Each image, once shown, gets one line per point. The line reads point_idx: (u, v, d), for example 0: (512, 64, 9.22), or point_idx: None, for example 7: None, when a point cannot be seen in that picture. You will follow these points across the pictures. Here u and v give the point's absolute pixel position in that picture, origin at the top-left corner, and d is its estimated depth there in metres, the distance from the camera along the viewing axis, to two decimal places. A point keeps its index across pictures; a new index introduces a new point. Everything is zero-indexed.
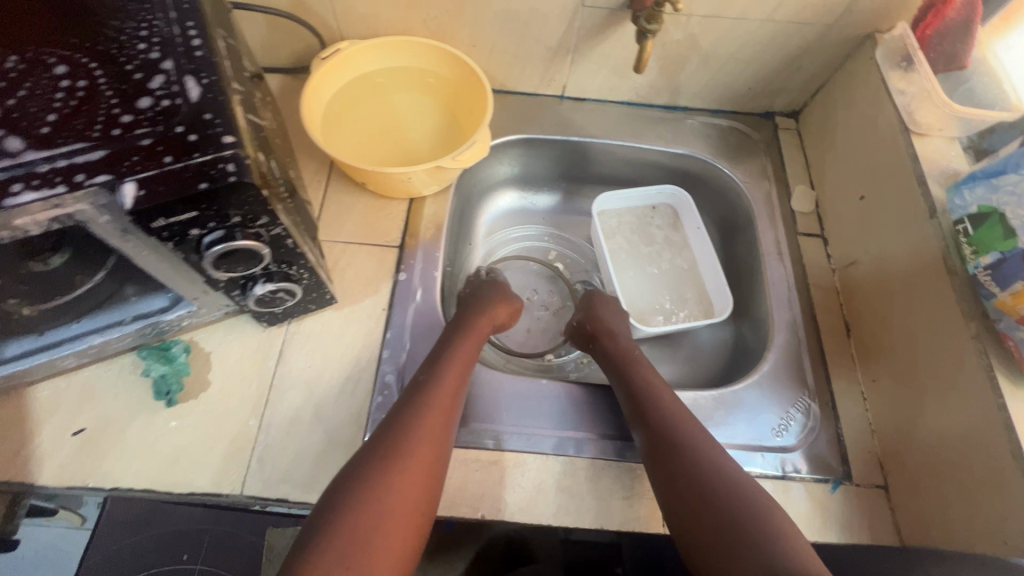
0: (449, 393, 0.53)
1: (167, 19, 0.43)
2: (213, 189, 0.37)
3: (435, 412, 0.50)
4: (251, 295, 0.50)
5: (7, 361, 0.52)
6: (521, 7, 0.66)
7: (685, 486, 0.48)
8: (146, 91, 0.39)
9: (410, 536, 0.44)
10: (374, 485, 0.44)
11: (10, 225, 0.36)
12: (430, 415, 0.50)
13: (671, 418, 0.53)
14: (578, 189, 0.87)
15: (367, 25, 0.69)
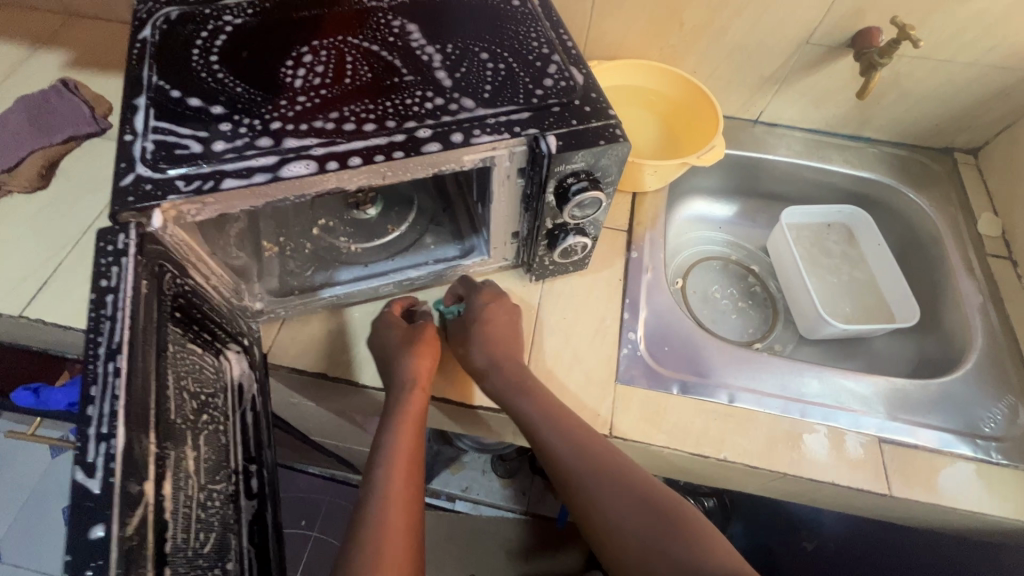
0: (411, 429, 0.57)
1: (546, 26, 0.57)
2: (607, 146, 0.50)
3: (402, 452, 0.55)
4: (559, 245, 0.61)
5: (342, 283, 0.66)
6: (752, 41, 0.78)
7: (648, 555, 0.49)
8: (547, 74, 0.53)
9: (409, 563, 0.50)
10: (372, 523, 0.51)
11: (460, 160, 0.49)
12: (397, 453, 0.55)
13: (598, 473, 0.53)
14: (755, 203, 0.95)
15: (611, 48, 0.83)
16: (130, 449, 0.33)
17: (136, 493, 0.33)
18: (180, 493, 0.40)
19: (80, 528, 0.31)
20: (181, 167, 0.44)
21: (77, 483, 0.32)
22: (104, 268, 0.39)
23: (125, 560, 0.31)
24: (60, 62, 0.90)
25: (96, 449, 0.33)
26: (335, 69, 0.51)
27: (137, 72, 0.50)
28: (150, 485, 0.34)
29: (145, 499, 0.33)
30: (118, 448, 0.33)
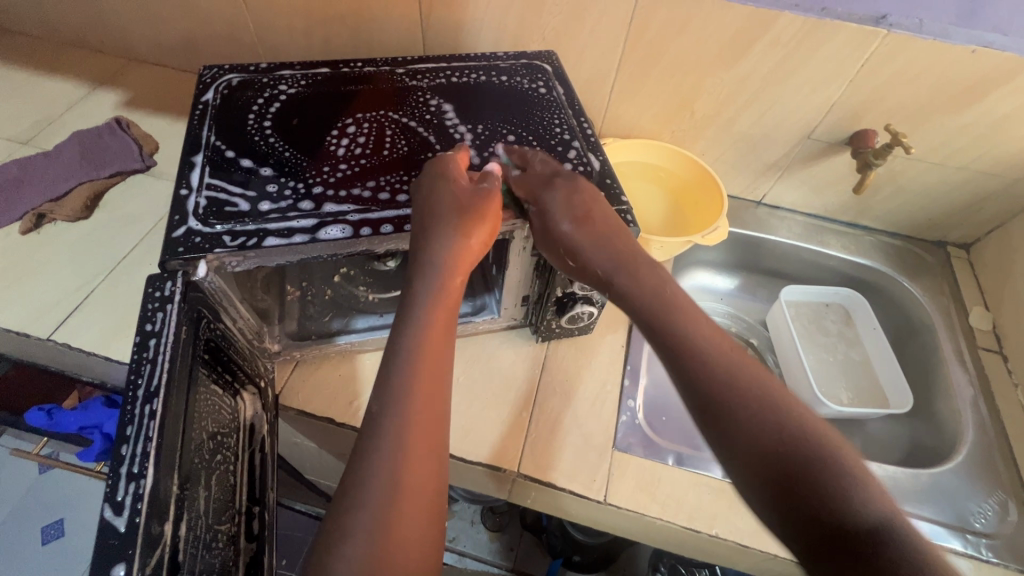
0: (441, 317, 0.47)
1: (570, 114, 0.63)
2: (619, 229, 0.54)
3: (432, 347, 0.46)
4: (568, 311, 0.65)
5: (357, 331, 0.70)
6: (756, 133, 0.84)
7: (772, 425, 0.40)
8: (568, 159, 0.58)
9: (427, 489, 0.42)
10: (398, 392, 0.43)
11: None
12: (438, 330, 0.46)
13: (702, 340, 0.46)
14: (756, 278, 1.00)
15: (626, 128, 0.90)
16: (157, 490, 0.36)
17: (157, 534, 0.35)
18: (190, 534, 0.42)
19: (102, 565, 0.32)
20: (229, 223, 0.48)
21: (104, 520, 0.34)
22: (150, 313, 0.43)
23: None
24: (116, 102, 0.98)
25: (127, 488, 0.35)
26: (375, 140, 0.56)
27: (197, 131, 0.55)
28: (169, 526, 0.36)
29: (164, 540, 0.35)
30: (146, 489, 0.35)
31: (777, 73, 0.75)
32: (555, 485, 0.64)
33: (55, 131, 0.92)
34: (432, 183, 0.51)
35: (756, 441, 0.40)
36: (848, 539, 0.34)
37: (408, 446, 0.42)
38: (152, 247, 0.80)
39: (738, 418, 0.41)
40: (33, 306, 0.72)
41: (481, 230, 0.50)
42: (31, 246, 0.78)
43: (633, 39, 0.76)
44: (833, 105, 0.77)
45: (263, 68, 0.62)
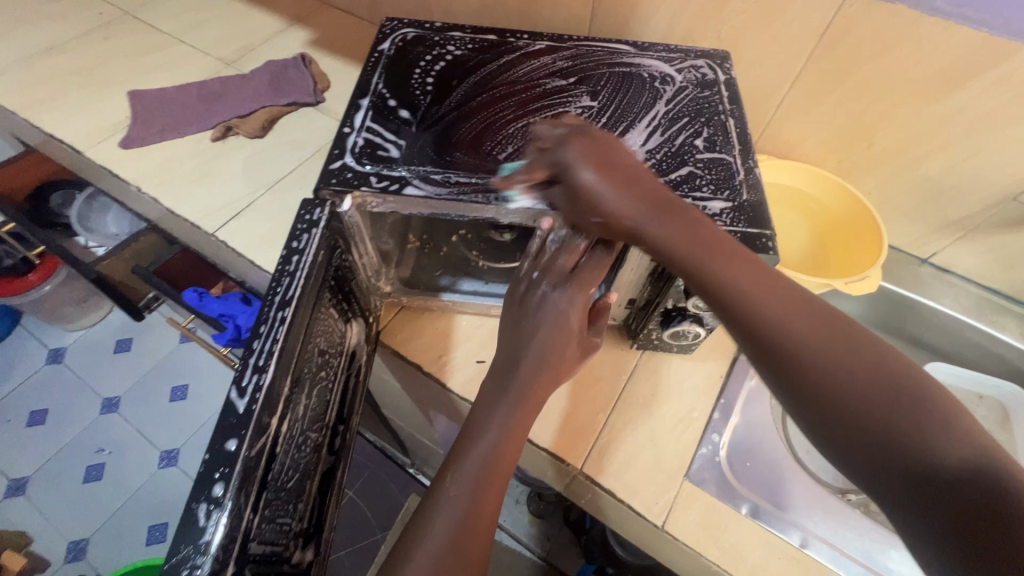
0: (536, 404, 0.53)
1: (727, 122, 0.58)
2: (757, 255, 0.49)
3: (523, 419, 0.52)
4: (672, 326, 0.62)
5: (463, 293, 0.73)
6: (945, 182, 0.73)
7: (831, 383, 0.36)
8: (712, 170, 0.54)
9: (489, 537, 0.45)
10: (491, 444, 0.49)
11: None
12: (525, 413, 0.52)
13: (754, 285, 0.41)
14: (894, 344, 0.88)
15: (786, 147, 0.81)
16: (273, 386, 0.41)
17: (265, 423, 0.40)
18: (290, 432, 0.47)
19: (220, 437, 0.39)
20: (378, 166, 0.52)
21: (229, 399, 0.41)
22: (298, 233, 0.48)
23: (244, 474, 0.38)
24: (304, 39, 1.09)
25: (250, 377, 0.41)
26: (523, 112, 0.57)
27: (368, 76, 0.60)
28: (276, 419, 0.42)
29: (269, 429, 0.41)
30: (264, 381, 0.41)
31: (994, 117, 0.64)
32: (614, 495, 0.62)
33: (252, 58, 1.05)
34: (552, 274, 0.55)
35: (835, 398, 0.36)
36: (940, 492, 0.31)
37: (476, 524, 0.45)
38: (306, 174, 0.89)
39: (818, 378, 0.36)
40: (206, 203, 0.84)
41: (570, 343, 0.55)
42: (215, 153, 0.90)
43: (822, 51, 0.68)
44: None
45: (437, 27, 0.65)
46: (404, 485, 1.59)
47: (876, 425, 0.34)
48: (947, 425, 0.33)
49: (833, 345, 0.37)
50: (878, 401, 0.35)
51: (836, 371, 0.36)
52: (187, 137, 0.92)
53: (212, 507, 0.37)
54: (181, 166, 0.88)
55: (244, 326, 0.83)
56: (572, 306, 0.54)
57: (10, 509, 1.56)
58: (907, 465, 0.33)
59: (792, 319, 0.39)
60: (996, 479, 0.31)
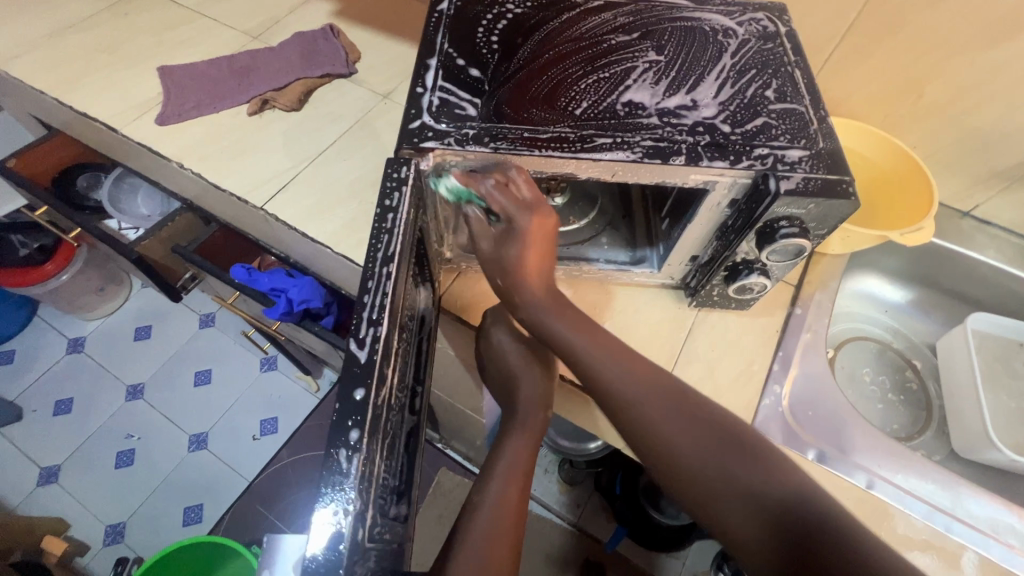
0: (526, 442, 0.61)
1: (794, 73, 0.58)
2: (839, 200, 0.50)
3: (520, 459, 0.59)
4: (738, 280, 0.63)
5: None
6: (994, 131, 0.74)
7: (670, 441, 0.48)
8: (787, 120, 0.54)
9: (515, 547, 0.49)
10: (501, 467, 0.57)
11: (684, 178, 0.53)
12: (519, 461, 0.58)
13: (611, 357, 0.52)
14: (933, 297, 0.89)
15: (832, 103, 0.81)
16: (387, 338, 0.43)
17: (385, 374, 0.43)
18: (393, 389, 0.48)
19: (348, 387, 0.41)
20: (457, 124, 0.52)
21: (350, 350, 0.43)
22: (389, 191, 0.48)
23: (374, 422, 0.41)
24: (329, 10, 1.06)
25: (367, 330, 0.43)
26: (591, 68, 0.57)
27: (432, 37, 0.59)
28: (389, 371, 0.44)
29: (387, 379, 0.43)
30: (382, 331, 0.43)
31: None
32: None
33: (279, 30, 1.03)
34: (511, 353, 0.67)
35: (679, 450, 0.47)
36: (774, 512, 0.43)
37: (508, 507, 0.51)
38: (347, 146, 0.88)
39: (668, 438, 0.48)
40: (251, 178, 0.83)
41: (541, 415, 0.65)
42: (253, 127, 0.89)
43: (876, 2, 0.68)
44: None
45: None
46: (434, 460, 1.62)
47: (722, 466, 0.46)
48: (771, 463, 0.46)
49: (679, 413, 0.49)
50: (708, 447, 0.47)
51: (674, 426, 0.49)
52: (223, 112, 0.91)
53: (351, 452, 0.40)
54: (221, 142, 0.87)
55: (296, 298, 0.85)
56: (537, 371, 0.67)
57: (43, 497, 1.54)
58: (746, 496, 0.44)
59: (639, 391, 0.51)
60: (809, 501, 0.43)
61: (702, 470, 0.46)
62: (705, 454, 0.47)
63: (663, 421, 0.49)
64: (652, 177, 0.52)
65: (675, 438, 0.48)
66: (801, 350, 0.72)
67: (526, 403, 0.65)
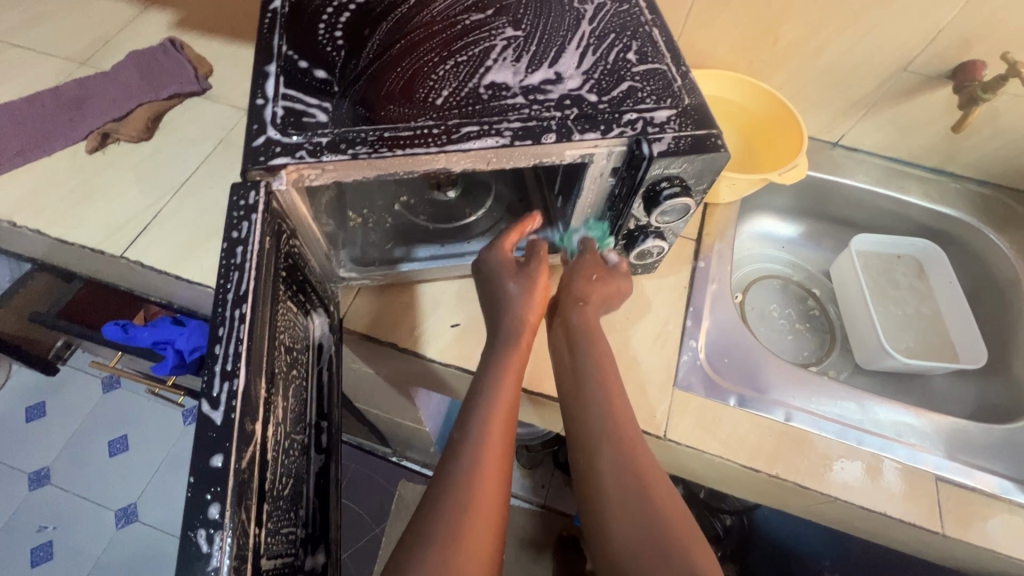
0: (511, 387, 0.55)
1: (652, 32, 0.58)
2: (711, 154, 0.51)
3: (504, 406, 0.53)
4: (637, 247, 0.62)
5: (421, 259, 0.69)
6: (845, 64, 0.78)
7: (623, 531, 0.46)
8: (650, 80, 0.54)
9: (490, 537, 0.46)
10: (484, 419, 0.52)
11: (559, 155, 0.51)
12: (500, 405, 0.53)
13: (610, 421, 0.53)
14: (822, 227, 0.95)
15: (701, 56, 0.83)
16: (247, 390, 0.40)
17: (249, 432, 0.39)
18: (274, 438, 0.47)
19: (205, 453, 0.38)
20: (307, 133, 0.47)
21: (203, 412, 0.39)
22: (235, 221, 0.44)
23: (239, 489, 0.37)
24: (167, 22, 0.95)
25: (221, 386, 0.40)
26: (447, 53, 0.54)
27: (268, 40, 0.53)
28: (257, 426, 0.41)
29: (254, 436, 0.40)
30: (238, 387, 0.40)
31: None
32: None
33: (111, 51, 0.91)
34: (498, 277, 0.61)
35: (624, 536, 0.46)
36: None
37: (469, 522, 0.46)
38: (214, 171, 0.80)
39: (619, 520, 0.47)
40: (104, 224, 0.73)
41: (522, 347, 0.58)
42: (98, 166, 0.78)
43: None
44: (941, 31, 0.71)
45: None
46: (390, 475, 1.56)
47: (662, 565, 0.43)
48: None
49: (644, 507, 0.47)
50: (635, 509, 0.47)
51: (632, 520, 0.46)
52: (57, 154, 0.79)
53: (212, 531, 0.36)
54: (61, 188, 0.76)
55: (186, 348, 0.76)
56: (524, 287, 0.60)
57: None
58: None
59: (616, 477, 0.49)
60: None
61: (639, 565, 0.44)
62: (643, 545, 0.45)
63: (620, 506, 0.47)
64: (527, 160, 0.50)
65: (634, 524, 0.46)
66: (710, 301, 0.74)
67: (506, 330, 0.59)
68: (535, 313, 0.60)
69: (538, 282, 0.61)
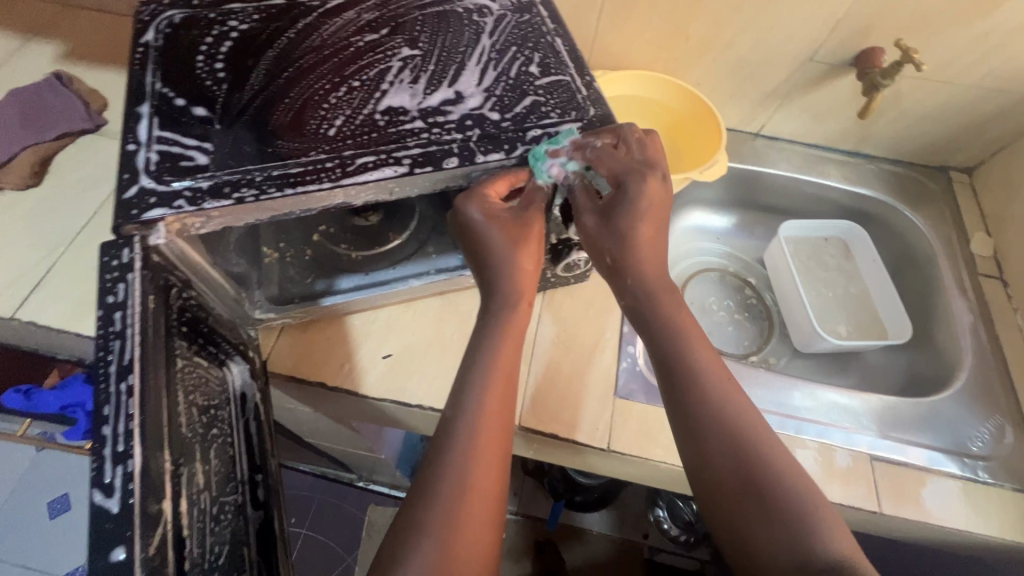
0: (507, 360, 0.51)
1: (555, 42, 0.56)
2: (619, 163, 0.49)
3: (497, 381, 0.49)
4: (563, 260, 0.61)
5: (345, 291, 0.66)
6: (756, 57, 0.79)
7: (713, 459, 0.45)
8: (553, 93, 0.52)
9: (492, 516, 0.45)
10: (473, 398, 0.48)
11: (467, 177, 0.48)
12: (489, 407, 0.48)
13: (688, 343, 0.50)
14: (752, 216, 0.97)
15: (618, 58, 0.83)
16: (148, 469, 0.33)
17: (155, 514, 0.33)
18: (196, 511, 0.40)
19: (99, 554, 0.30)
20: (186, 179, 0.43)
21: (96, 505, 0.32)
22: (110, 284, 0.39)
23: None
24: (54, 53, 0.88)
25: (115, 470, 0.32)
26: (340, 79, 0.51)
27: (140, 77, 0.49)
28: (167, 505, 0.34)
29: (163, 518, 0.33)
30: (134, 468, 0.33)
31: None
32: (559, 437, 0.62)
33: None
34: (489, 232, 0.50)
35: (720, 465, 0.45)
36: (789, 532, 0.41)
37: (468, 501, 0.44)
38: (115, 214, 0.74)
39: (714, 445, 0.46)
40: None
41: (522, 301, 0.53)
42: None
43: None
44: (840, 21, 0.72)
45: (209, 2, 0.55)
46: (357, 501, 1.49)
47: (751, 483, 0.44)
48: (791, 495, 0.43)
49: (733, 434, 0.46)
50: (727, 434, 0.46)
51: (721, 444, 0.46)
52: None
53: None
54: None
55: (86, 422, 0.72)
56: (524, 244, 0.52)
57: None
58: (773, 511, 0.42)
59: (706, 406, 0.47)
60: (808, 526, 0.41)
61: (732, 484, 0.44)
62: (738, 467, 0.44)
63: (714, 431, 0.46)
64: (433, 186, 0.48)
65: (727, 453, 0.45)
66: None
67: (505, 295, 0.52)
68: (534, 258, 0.53)
69: (532, 228, 0.52)
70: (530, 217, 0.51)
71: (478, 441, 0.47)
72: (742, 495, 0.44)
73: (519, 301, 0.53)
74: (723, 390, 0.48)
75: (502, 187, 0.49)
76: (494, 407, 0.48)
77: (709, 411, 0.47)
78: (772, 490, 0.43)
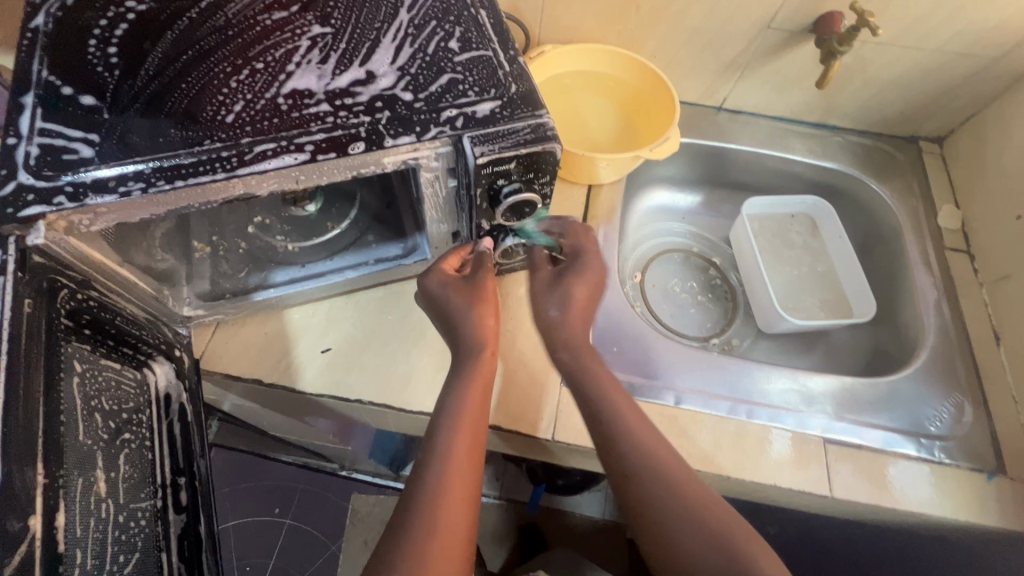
0: (478, 389, 0.53)
1: (479, 14, 0.53)
2: (540, 142, 0.47)
3: (468, 407, 0.52)
4: (499, 246, 0.58)
5: (278, 285, 0.63)
6: (711, 27, 0.75)
7: (625, 466, 0.50)
8: (473, 70, 0.49)
9: (466, 536, 0.46)
10: (445, 422, 0.51)
11: (378, 163, 0.46)
12: (467, 416, 0.51)
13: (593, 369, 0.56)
14: (718, 193, 0.94)
15: (568, 31, 0.79)
16: (12, 482, 0.33)
17: (16, 532, 0.33)
18: (86, 522, 0.39)
19: None
20: (67, 174, 0.41)
21: None
22: None
23: None
24: None
25: None
26: (243, 61, 0.48)
27: (26, 65, 0.46)
28: (38, 521, 0.34)
29: (30, 534, 0.33)
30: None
31: None
32: (501, 429, 0.61)
33: None
34: (447, 295, 0.56)
35: (630, 472, 0.50)
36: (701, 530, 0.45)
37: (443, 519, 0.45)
38: None
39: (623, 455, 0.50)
40: None
41: (486, 354, 0.55)
42: None
43: None
44: None
45: None
46: (342, 490, 1.36)
47: (659, 484, 0.48)
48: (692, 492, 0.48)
49: (642, 443, 0.51)
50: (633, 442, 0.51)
51: (631, 453, 0.50)
52: None
53: None
54: None
55: None
56: (479, 301, 0.56)
57: None
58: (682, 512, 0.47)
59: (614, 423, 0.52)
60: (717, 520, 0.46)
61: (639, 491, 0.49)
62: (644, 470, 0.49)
63: (622, 444, 0.51)
64: (342, 174, 0.45)
65: (633, 461, 0.50)
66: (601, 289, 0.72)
67: (467, 349, 0.55)
68: (493, 316, 0.56)
69: (485, 288, 0.57)
70: (479, 277, 0.57)
71: (451, 462, 0.48)
72: (654, 500, 0.48)
73: (483, 354, 0.55)
74: (623, 410, 0.53)
75: (453, 259, 0.59)
76: (465, 433, 0.50)
77: (613, 426, 0.52)
78: (671, 491, 0.48)
